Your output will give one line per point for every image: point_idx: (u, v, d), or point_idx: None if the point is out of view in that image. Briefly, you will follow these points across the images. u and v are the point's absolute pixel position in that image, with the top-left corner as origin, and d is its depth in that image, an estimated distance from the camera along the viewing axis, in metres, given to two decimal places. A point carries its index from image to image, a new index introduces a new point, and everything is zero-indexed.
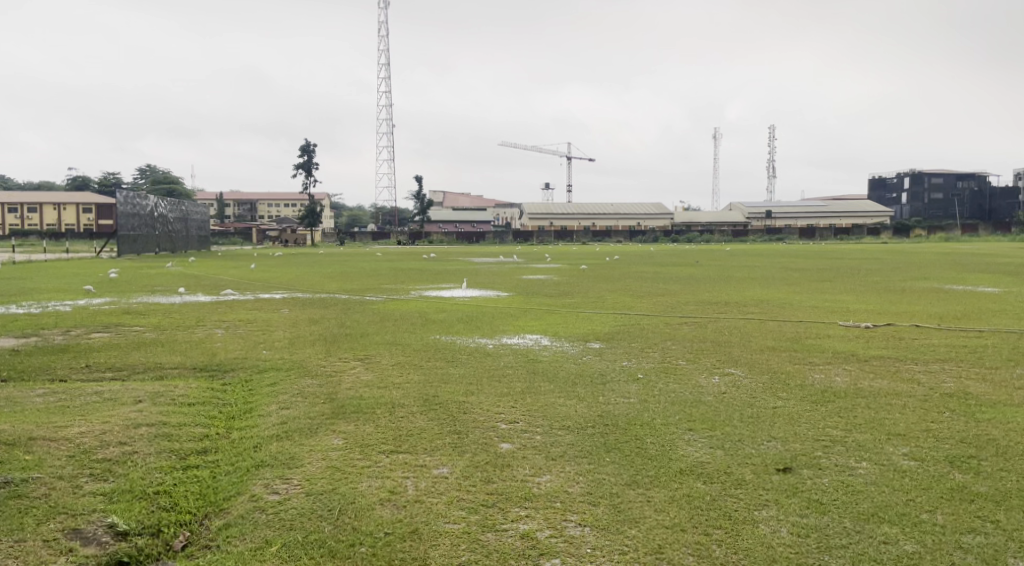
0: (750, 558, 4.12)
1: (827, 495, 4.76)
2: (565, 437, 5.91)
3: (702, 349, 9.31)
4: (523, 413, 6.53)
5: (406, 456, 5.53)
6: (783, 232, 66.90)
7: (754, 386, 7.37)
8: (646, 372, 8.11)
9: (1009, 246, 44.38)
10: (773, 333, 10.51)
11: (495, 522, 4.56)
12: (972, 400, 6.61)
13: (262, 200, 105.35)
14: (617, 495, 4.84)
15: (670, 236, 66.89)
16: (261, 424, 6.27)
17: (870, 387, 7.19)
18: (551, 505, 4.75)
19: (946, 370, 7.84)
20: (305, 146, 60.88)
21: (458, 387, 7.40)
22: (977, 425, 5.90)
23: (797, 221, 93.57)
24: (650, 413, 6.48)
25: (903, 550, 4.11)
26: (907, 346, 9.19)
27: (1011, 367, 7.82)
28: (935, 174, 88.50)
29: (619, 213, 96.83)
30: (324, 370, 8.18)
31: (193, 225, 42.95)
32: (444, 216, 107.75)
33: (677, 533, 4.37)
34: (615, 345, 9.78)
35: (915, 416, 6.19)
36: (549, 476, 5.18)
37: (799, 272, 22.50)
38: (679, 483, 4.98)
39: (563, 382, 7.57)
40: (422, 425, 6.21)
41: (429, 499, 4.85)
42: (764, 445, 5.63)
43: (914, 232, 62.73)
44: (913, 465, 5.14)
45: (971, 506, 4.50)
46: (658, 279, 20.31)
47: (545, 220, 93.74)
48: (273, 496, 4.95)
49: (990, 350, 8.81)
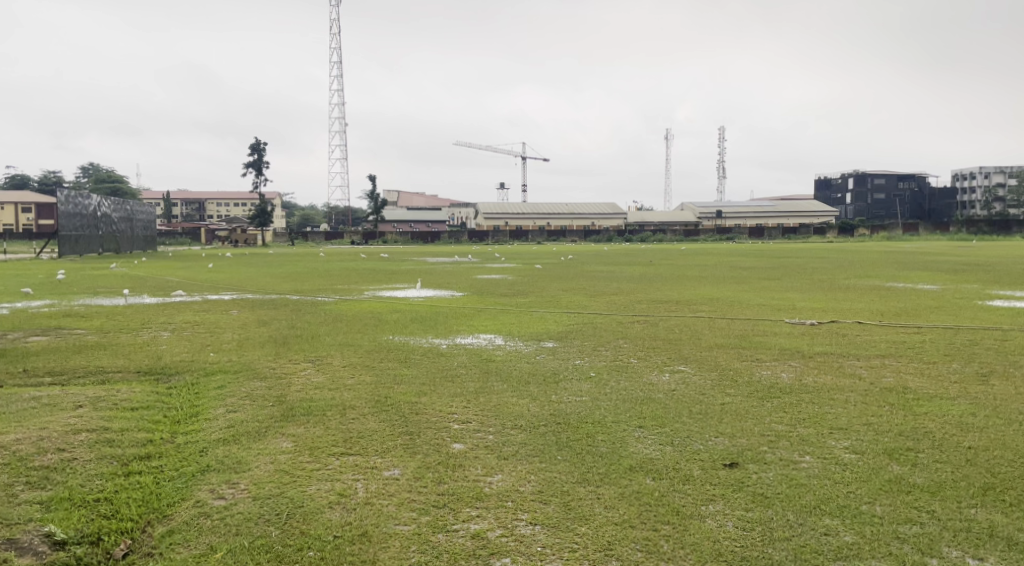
0: (697, 553, 4.19)
1: (772, 488, 4.87)
2: (517, 436, 5.93)
3: (653, 347, 9.43)
4: (476, 413, 6.53)
5: (357, 458, 5.49)
6: (733, 232, 67.75)
7: (703, 383, 7.49)
8: (598, 370, 8.19)
9: (946, 245, 45.93)
10: (723, 331, 10.69)
11: (446, 523, 4.56)
12: (911, 394, 6.84)
13: (210, 200, 103.28)
14: (568, 492, 4.89)
15: (624, 237, 67.59)
16: (207, 428, 6.15)
17: (814, 382, 7.37)
18: (503, 504, 4.77)
19: (887, 365, 8.09)
20: (255, 145, 59.95)
21: (410, 388, 7.36)
22: (916, 418, 6.10)
23: (745, 221, 95.28)
24: (602, 411, 6.53)
25: (843, 541, 4.23)
26: (849, 342, 9.45)
27: (948, 361, 8.10)
28: (878, 175, 91.17)
29: (573, 213, 97.30)
30: (273, 372, 8.07)
31: (138, 225, 41.80)
32: (398, 216, 107.02)
33: (626, 529, 4.43)
34: (568, 343, 9.85)
35: (856, 410, 6.38)
36: (501, 475, 5.20)
37: (748, 270, 22.95)
38: (629, 480, 5.04)
39: (516, 382, 7.60)
40: (373, 426, 6.16)
41: (380, 501, 4.82)
42: (711, 441, 5.74)
43: (857, 232, 64.44)
44: (854, 458, 5.29)
45: (908, 497, 4.65)
46: (611, 278, 20.56)
47: (499, 220, 93.68)
48: (219, 501, 4.87)
49: (928, 345, 9.11)
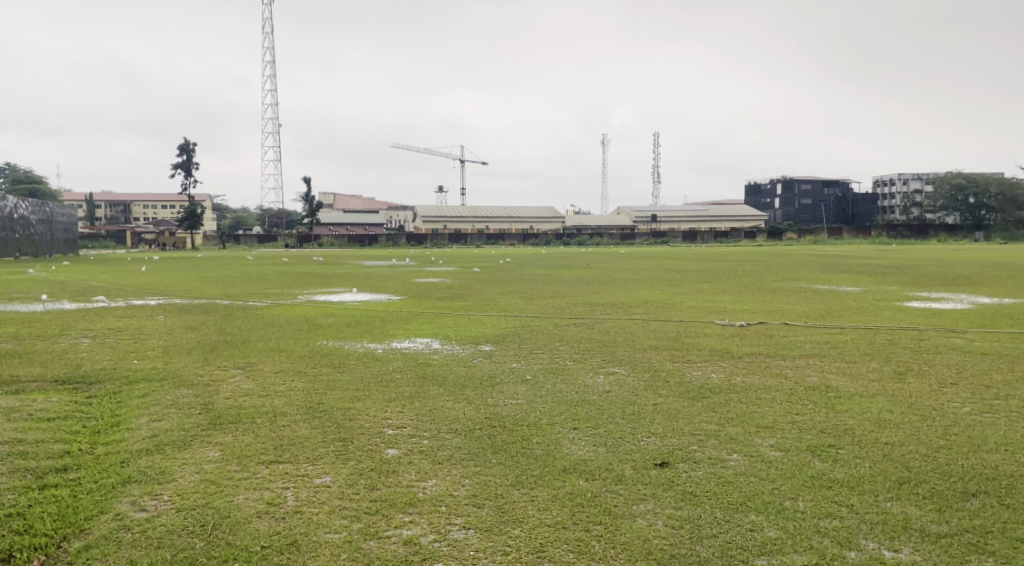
0: (628, 552, 4.25)
1: (701, 487, 4.98)
2: (452, 440, 5.92)
3: (588, 350, 9.53)
4: (411, 418, 6.49)
5: (287, 466, 5.38)
6: (668, 236, 69.18)
7: (637, 384, 7.61)
8: (535, 372, 8.24)
9: (868, 248, 47.80)
10: (656, 333, 10.88)
11: (378, 529, 4.51)
12: (833, 392, 7.09)
13: (136, 201, 99.86)
14: (501, 495, 4.89)
15: (561, 241, 68.09)
16: (130, 437, 5.95)
17: (743, 382, 7.57)
18: (436, 509, 4.74)
19: (811, 364, 8.37)
20: (184, 145, 58.26)
21: (344, 393, 7.26)
22: (837, 416, 6.33)
23: (680, 225, 97.21)
24: (537, 414, 6.58)
25: (767, 536, 4.35)
26: (776, 343, 9.72)
27: (868, 361, 8.43)
28: (804, 181, 94.40)
29: (511, 218, 97.49)
30: (201, 379, 7.85)
31: (58, 228, 40.03)
32: (334, 219, 105.41)
33: (559, 531, 4.46)
34: (504, 347, 9.87)
35: (782, 409, 6.57)
36: (435, 480, 5.17)
37: (682, 273, 23.45)
38: (562, 482, 5.08)
39: (452, 386, 7.57)
40: (305, 433, 6.06)
41: (309, 510, 4.74)
42: (643, 441, 5.83)
43: (786, 236, 66.44)
44: (778, 455, 5.45)
45: (828, 492, 4.82)
46: (548, 281, 20.73)
47: (437, 224, 93.21)
48: (140, 513, 4.70)
49: (850, 345, 9.47)
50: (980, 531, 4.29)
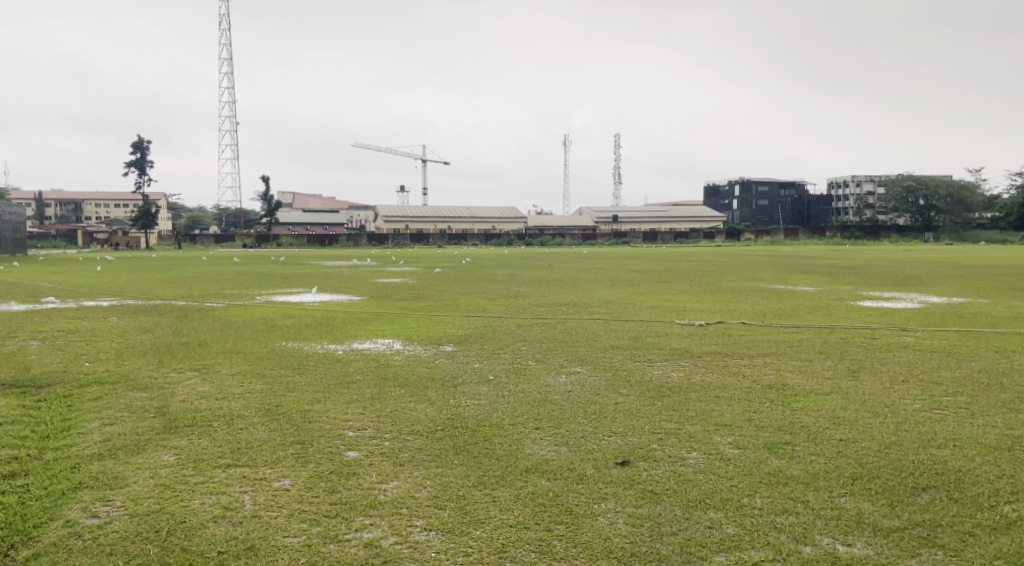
0: (589, 552, 4.26)
1: (661, 484, 5.03)
2: (414, 441, 5.88)
3: (550, 350, 9.55)
4: (372, 419, 6.44)
5: (245, 469, 5.30)
6: (628, 236, 69.78)
7: (598, 384, 7.64)
8: (497, 373, 8.24)
9: (822, 249, 48.74)
10: (617, 332, 10.97)
11: (338, 533, 4.46)
12: (789, 390, 7.22)
13: (88, 200, 97.43)
14: (463, 497, 4.88)
15: (522, 241, 68.23)
16: (81, 442, 5.80)
17: (702, 381, 7.67)
18: (397, 511, 4.71)
19: (767, 362, 8.51)
20: (138, 143, 57.04)
21: (304, 395, 7.18)
22: (793, 413, 6.44)
23: (640, 225, 98.15)
24: (499, 414, 6.57)
25: (725, 533, 4.40)
26: (734, 342, 9.85)
27: (822, 359, 8.60)
28: (762, 183, 96.01)
29: (473, 218, 97.47)
30: (156, 382, 7.69)
31: (5, 227, 38.85)
32: (293, 218, 104.14)
33: (520, 531, 4.46)
34: (467, 347, 9.86)
35: (740, 407, 6.67)
36: (396, 482, 5.13)
37: (643, 273, 23.66)
38: (524, 481, 5.09)
39: (414, 387, 7.53)
40: (263, 436, 5.97)
41: (268, 514, 4.67)
42: (605, 441, 5.87)
43: (744, 236, 67.48)
44: (736, 453, 5.53)
45: (785, 489, 4.90)
46: (510, 282, 20.75)
47: (399, 224, 92.61)
48: (92, 519, 4.59)
49: (806, 344, 9.65)
50: (931, 525, 4.39)
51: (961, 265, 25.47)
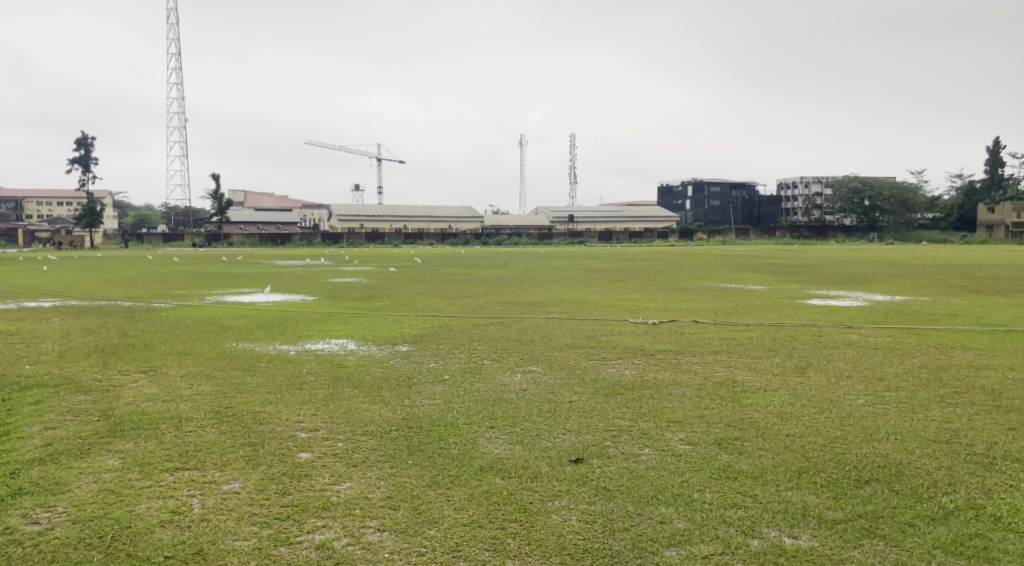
0: (542, 549, 4.29)
1: (614, 481, 5.08)
2: (367, 442, 5.84)
3: (505, 349, 9.58)
4: (325, 420, 6.37)
5: (193, 473, 5.20)
6: (583, 236, 70.32)
7: (553, 383, 7.68)
8: (452, 372, 8.24)
9: (771, 249, 49.68)
10: (572, 331, 11.07)
11: (289, 535, 4.41)
12: (738, 387, 7.36)
13: (29, 198, 94.39)
14: (417, 497, 4.86)
15: (478, 240, 68.16)
16: (21, 447, 5.62)
17: (655, 378, 7.78)
18: (350, 512, 4.67)
19: (718, 360, 8.67)
20: (82, 139, 55.51)
21: (255, 397, 7.07)
22: (742, 409, 6.57)
23: (596, 225, 98.93)
24: (454, 413, 6.57)
25: (676, 528, 4.47)
26: (686, 340, 10.00)
27: (771, 356, 8.79)
28: (714, 184, 97.61)
29: (429, 217, 97.11)
30: (101, 384, 7.49)
31: None
32: (245, 217, 102.38)
33: (474, 530, 4.47)
34: (422, 347, 9.84)
35: (691, 403, 6.79)
36: (349, 483, 5.09)
37: (597, 273, 23.86)
38: (478, 480, 5.10)
39: (368, 387, 7.48)
40: (212, 438, 5.87)
41: (216, 517, 4.60)
42: (559, 438, 5.91)
43: (697, 236, 68.43)
44: (687, 449, 5.62)
45: (734, 483, 5.00)
46: (466, 281, 20.73)
47: (353, 222, 91.62)
48: (32, 527, 4.46)
49: (755, 341, 9.86)
50: (872, 516, 4.52)
51: (904, 265, 26.25)
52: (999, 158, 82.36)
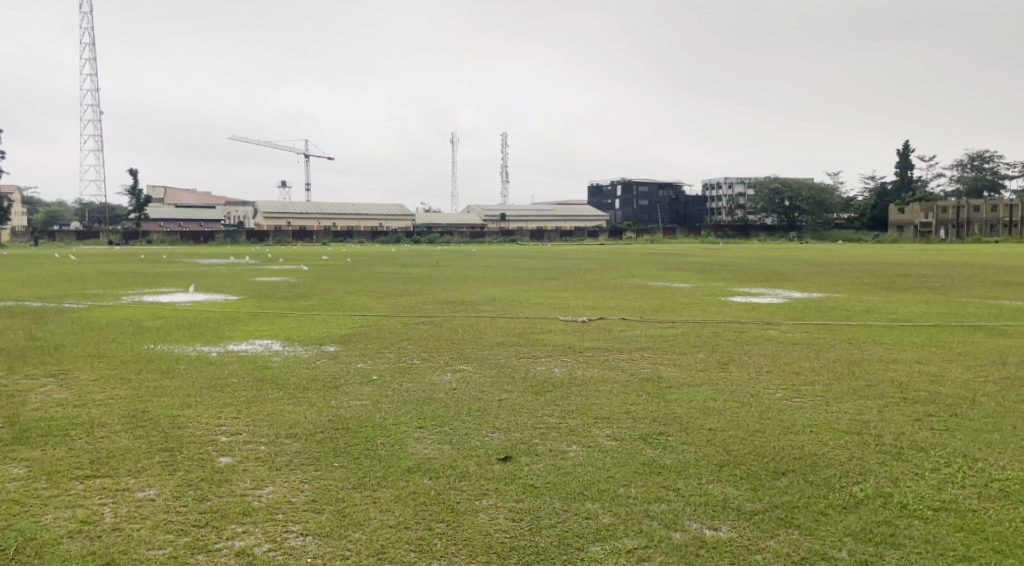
0: (469, 548, 4.27)
1: (541, 479, 5.11)
2: (291, 445, 5.71)
3: (435, 348, 9.53)
4: (247, 423, 6.20)
5: (106, 480, 4.99)
6: (514, 234, 70.64)
7: (483, 381, 7.67)
8: (381, 372, 8.14)
9: (696, 249, 50.77)
10: (502, 329, 11.09)
11: (208, 542, 4.28)
12: (663, 383, 7.50)
13: None
14: (342, 500, 4.78)
15: (408, 237, 67.57)
16: None
17: (583, 375, 7.86)
18: (272, 517, 4.56)
19: (645, 356, 8.83)
20: None
21: (173, 400, 6.82)
22: (667, 404, 6.71)
23: (527, 224, 99.30)
24: (381, 414, 6.48)
25: (601, 523, 4.52)
26: (614, 337, 10.14)
27: (696, 352, 9.01)
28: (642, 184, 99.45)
29: (358, 215, 95.90)
30: (4, 390, 7.10)
31: None
32: (165, 215, 98.94)
33: (400, 531, 4.42)
34: (350, 346, 9.69)
35: (618, 400, 6.88)
36: (272, 487, 4.97)
37: (527, 271, 24.01)
38: (406, 481, 5.04)
39: (294, 388, 7.32)
40: (126, 444, 5.63)
41: (129, 526, 4.42)
42: (487, 437, 5.90)
43: (627, 233, 69.59)
44: (614, 445, 5.69)
45: (658, 477, 5.09)
46: (395, 279, 20.55)
47: (281, 220, 89.50)
48: None
49: (681, 337, 10.08)
50: (788, 506, 4.67)
51: (821, 262, 27.25)
52: (908, 161, 86.54)
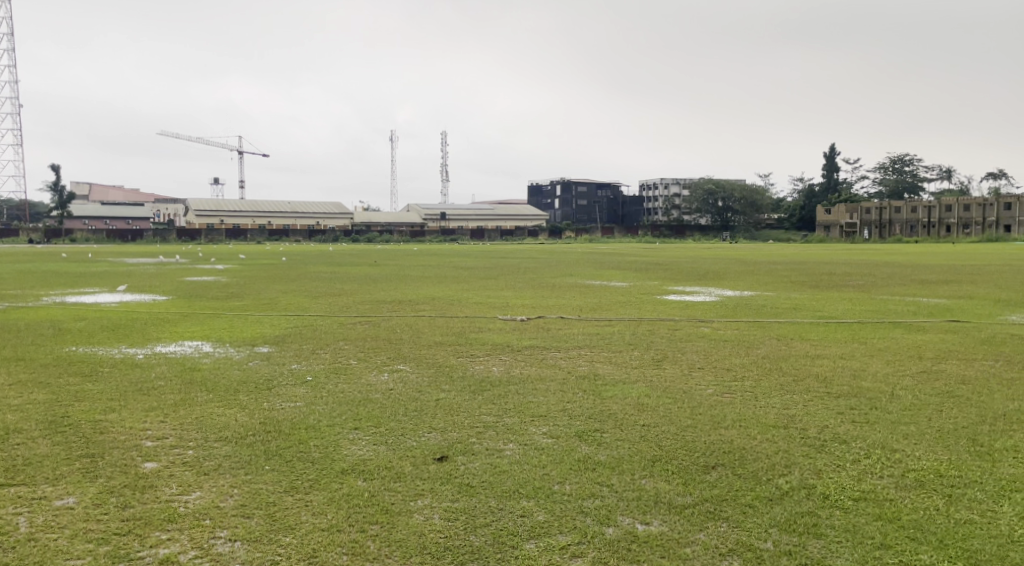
0: (402, 549, 4.24)
1: (476, 477, 5.10)
2: (221, 449, 5.56)
3: (373, 348, 9.42)
4: (174, 428, 6.01)
5: (21, 489, 4.77)
6: (454, 232, 70.37)
7: (420, 381, 7.63)
8: (315, 373, 7.99)
9: (634, 249, 51.28)
10: (440, 328, 11.03)
11: (130, 551, 4.14)
12: (600, 380, 7.59)
13: None
14: (273, 504, 4.68)
15: (347, 237, 66.62)
16: None
17: (520, 374, 7.89)
18: (199, 523, 4.44)
19: (582, 354, 8.90)
20: None
21: (95, 405, 6.56)
22: (603, 401, 6.78)
23: (467, 223, 98.90)
24: (315, 416, 6.37)
25: (536, 520, 4.54)
26: (551, 336, 10.20)
27: (631, 350, 9.13)
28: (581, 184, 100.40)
29: (294, 214, 94.23)
30: None
31: None
32: (91, 212, 95.29)
33: (333, 534, 4.35)
34: (284, 347, 9.50)
35: (555, 398, 6.92)
36: (199, 492, 4.83)
37: (467, 270, 23.92)
38: (339, 483, 4.97)
39: (224, 391, 7.13)
40: (44, 450, 5.41)
41: (46, 536, 4.25)
42: (423, 437, 5.86)
43: (566, 232, 70.18)
44: (550, 442, 5.72)
45: (592, 474, 5.15)
46: (333, 279, 20.23)
47: (213, 218, 87.21)
48: None
49: (617, 335, 10.20)
50: (717, 500, 4.77)
51: (753, 261, 27.96)
52: (835, 163, 89.61)
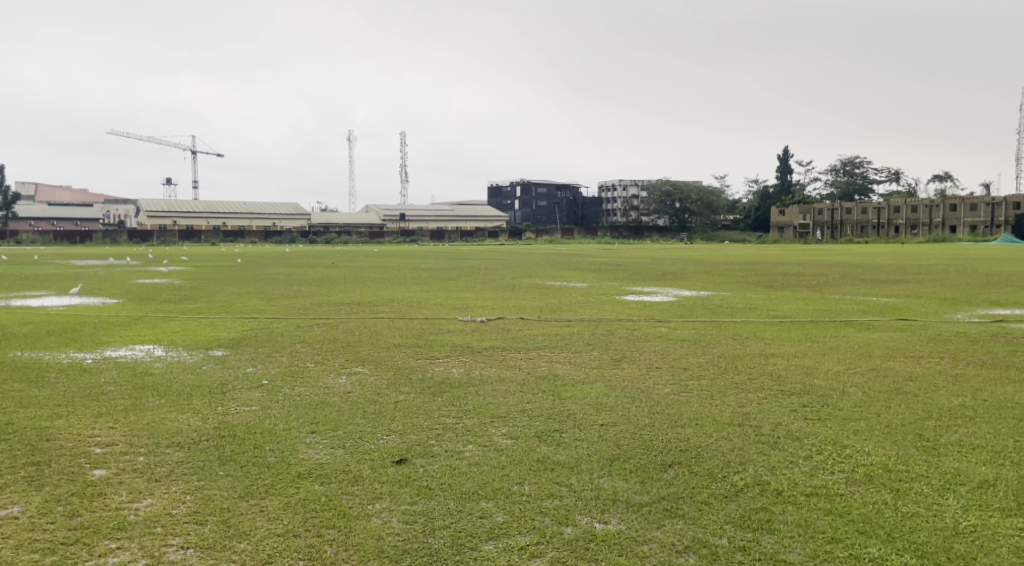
0: (359, 553, 4.20)
1: (435, 479, 5.07)
2: (173, 454, 5.44)
3: (331, 350, 9.33)
4: (124, 433, 5.87)
5: None
6: (413, 233, 70.03)
7: (378, 383, 7.57)
8: (272, 376, 7.87)
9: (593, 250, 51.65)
10: (400, 330, 10.97)
11: (78, 560, 4.03)
12: (559, 380, 7.62)
13: None
14: (227, 509, 4.59)
15: (304, 237, 65.82)
16: None
17: (480, 375, 7.88)
18: (150, 531, 4.34)
19: (542, 355, 8.93)
20: None
21: (41, 411, 6.37)
22: (562, 401, 6.81)
23: (427, 224, 98.64)
24: (272, 420, 6.27)
25: (494, 521, 4.53)
26: (511, 337, 10.21)
27: (590, 350, 9.18)
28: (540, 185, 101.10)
29: (250, 215, 92.97)
30: None
31: None
32: (38, 213, 92.80)
33: (288, 539, 4.29)
34: (239, 350, 9.34)
35: (514, 399, 6.93)
36: (150, 499, 4.73)
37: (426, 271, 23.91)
38: (295, 488, 4.91)
39: (177, 396, 6.98)
40: None
41: None
42: (382, 440, 5.81)
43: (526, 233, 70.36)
44: (509, 443, 5.72)
45: (551, 474, 5.16)
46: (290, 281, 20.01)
47: (166, 219, 85.48)
48: None
49: (576, 336, 10.26)
50: (673, 498, 4.82)
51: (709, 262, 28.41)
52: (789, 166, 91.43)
